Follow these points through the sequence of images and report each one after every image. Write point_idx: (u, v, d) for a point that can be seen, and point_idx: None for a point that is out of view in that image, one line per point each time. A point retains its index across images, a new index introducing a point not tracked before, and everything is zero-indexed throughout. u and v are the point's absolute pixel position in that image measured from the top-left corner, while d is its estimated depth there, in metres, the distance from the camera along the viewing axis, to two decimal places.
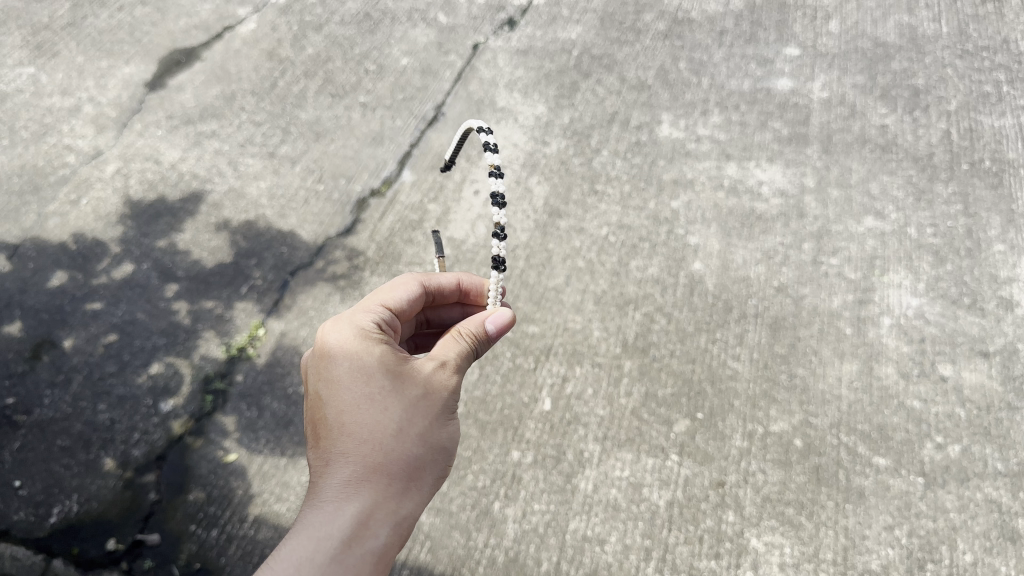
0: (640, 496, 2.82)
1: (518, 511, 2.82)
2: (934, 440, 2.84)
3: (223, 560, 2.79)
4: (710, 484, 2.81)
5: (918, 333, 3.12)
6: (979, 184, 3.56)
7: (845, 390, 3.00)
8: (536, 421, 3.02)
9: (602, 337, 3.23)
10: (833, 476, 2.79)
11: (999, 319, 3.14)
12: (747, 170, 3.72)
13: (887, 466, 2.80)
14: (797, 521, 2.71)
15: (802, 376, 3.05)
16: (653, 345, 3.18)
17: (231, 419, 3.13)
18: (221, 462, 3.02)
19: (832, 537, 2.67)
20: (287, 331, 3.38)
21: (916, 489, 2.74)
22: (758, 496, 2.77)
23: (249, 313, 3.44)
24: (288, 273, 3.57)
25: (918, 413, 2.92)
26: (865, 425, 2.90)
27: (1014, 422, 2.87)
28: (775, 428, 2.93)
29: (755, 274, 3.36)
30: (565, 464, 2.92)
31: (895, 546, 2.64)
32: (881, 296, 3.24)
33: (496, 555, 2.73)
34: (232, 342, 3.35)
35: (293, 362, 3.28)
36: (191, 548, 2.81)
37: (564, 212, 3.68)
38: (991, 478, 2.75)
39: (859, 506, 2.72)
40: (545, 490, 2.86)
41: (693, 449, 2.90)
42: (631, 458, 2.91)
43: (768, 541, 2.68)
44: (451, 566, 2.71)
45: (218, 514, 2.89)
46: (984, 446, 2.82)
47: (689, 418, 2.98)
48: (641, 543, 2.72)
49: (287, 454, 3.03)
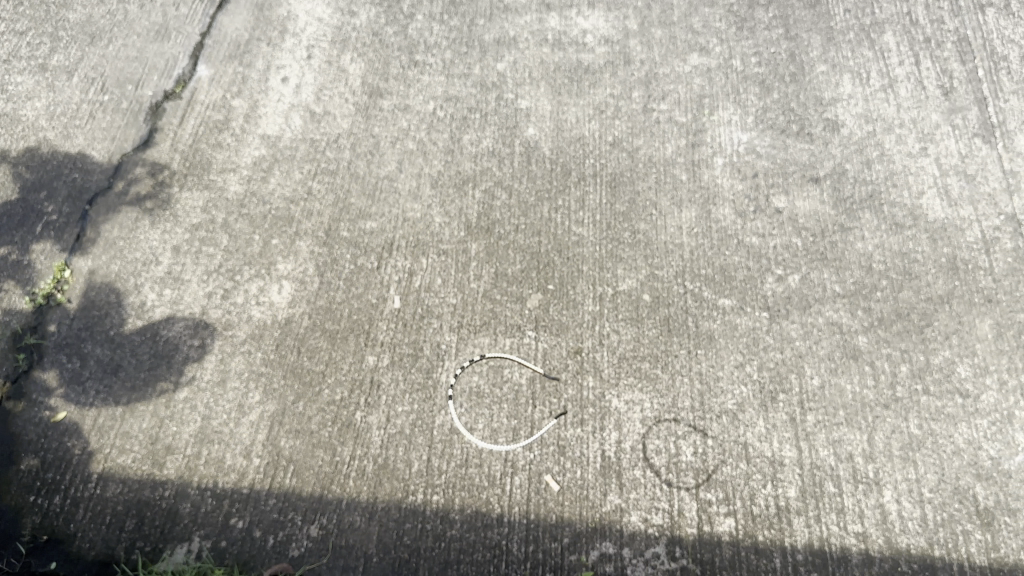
0: (501, 379, 2.76)
1: (381, 417, 2.70)
2: (775, 273, 2.88)
3: (72, 527, 2.55)
4: (568, 354, 2.78)
5: (751, 169, 3.10)
6: (797, 5, 3.51)
7: (686, 238, 2.98)
8: (387, 321, 2.89)
9: (444, 223, 3.08)
10: (683, 324, 2.80)
11: (826, 142, 3.14)
12: (569, 19, 3.56)
13: (732, 307, 2.82)
14: (653, 375, 2.72)
15: (644, 231, 3.00)
16: (497, 223, 3.07)
17: (52, 375, 2.83)
18: (49, 422, 2.74)
19: (687, 384, 2.69)
20: (97, 267, 3.05)
21: (762, 323, 2.79)
22: (614, 357, 2.77)
23: (50, 253, 3.08)
24: (85, 202, 3.21)
25: (756, 248, 2.93)
26: (708, 269, 2.90)
27: (848, 242, 2.92)
28: (624, 287, 2.90)
29: (589, 131, 3.25)
30: (423, 360, 2.81)
31: (747, 383, 2.68)
32: (713, 136, 3.19)
33: (365, 464, 2.61)
34: (37, 289, 3.00)
35: (110, 301, 2.98)
36: (33, 521, 2.56)
37: (385, 89, 3.43)
38: (831, 302, 2.81)
39: (709, 350, 2.75)
40: (407, 391, 2.75)
41: (548, 321, 2.86)
42: (488, 342, 2.83)
43: (628, 399, 2.68)
44: (320, 486, 2.58)
45: (58, 480, 2.63)
46: (822, 271, 2.87)
47: (541, 292, 2.92)
48: (508, 425, 2.67)
49: (122, 402, 2.77)
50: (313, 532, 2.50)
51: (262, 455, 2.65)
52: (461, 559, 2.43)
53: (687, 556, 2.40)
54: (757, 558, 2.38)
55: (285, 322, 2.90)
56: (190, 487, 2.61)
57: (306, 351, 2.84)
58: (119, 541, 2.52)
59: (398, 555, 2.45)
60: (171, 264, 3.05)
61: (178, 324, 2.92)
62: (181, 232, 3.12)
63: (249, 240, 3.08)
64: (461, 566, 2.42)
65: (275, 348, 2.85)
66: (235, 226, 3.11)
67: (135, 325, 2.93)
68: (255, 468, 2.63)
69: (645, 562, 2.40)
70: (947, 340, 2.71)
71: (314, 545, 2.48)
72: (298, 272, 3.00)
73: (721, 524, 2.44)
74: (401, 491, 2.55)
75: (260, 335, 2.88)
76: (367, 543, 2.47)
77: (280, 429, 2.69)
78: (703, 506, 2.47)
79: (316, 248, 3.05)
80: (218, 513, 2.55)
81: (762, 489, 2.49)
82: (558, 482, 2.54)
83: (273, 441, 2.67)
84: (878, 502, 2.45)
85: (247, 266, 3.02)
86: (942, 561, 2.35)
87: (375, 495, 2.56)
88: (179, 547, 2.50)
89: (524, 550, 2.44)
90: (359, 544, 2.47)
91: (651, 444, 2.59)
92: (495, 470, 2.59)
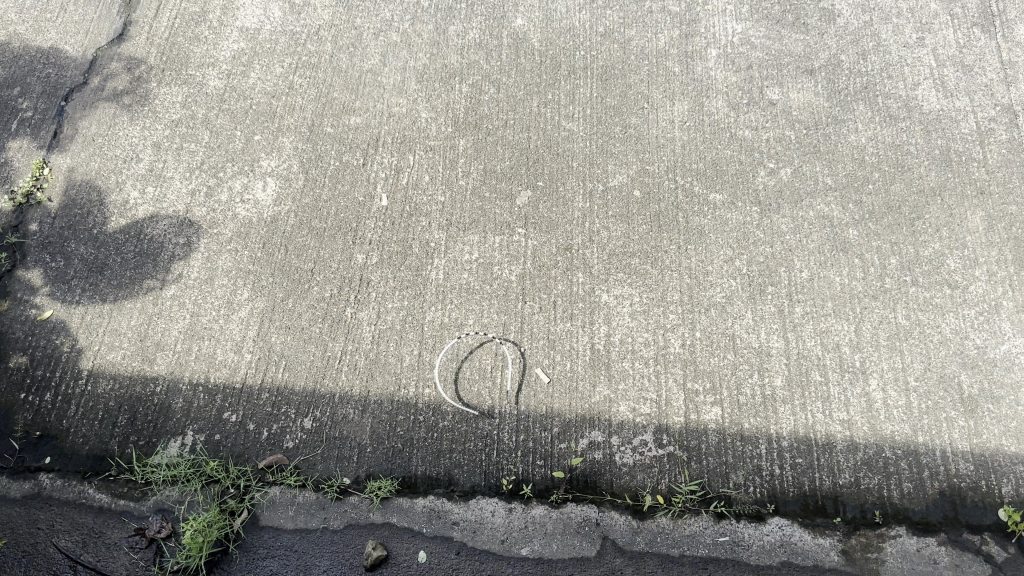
0: (491, 276, 2.73)
1: (372, 314, 2.68)
2: (767, 167, 2.85)
3: (65, 423, 2.55)
4: (557, 251, 2.76)
5: (745, 60, 3.05)
6: None
7: (678, 132, 2.94)
8: (374, 219, 2.85)
9: (431, 118, 3.03)
10: (673, 220, 2.78)
11: (821, 33, 3.09)
12: None
13: (723, 201, 2.80)
14: (642, 271, 2.71)
15: (635, 125, 2.96)
16: (485, 119, 3.01)
17: (36, 274, 2.79)
18: (36, 321, 2.72)
19: (677, 279, 2.69)
20: (76, 166, 2.99)
21: (753, 218, 2.77)
22: (604, 253, 2.75)
23: (27, 152, 3.02)
24: (61, 97, 3.13)
25: (749, 142, 2.90)
26: (700, 164, 2.87)
27: (841, 135, 2.89)
28: (615, 183, 2.87)
29: (579, 23, 3.18)
30: (412, 258, 2.78)
31: (736, 277, 2.67)
32: (707, 26, 3.14)
33: (356, 360, 2.61)
34: (16, 188, 2.95)
35: (91, 200, 2.92)
36: (26, 418, 2.56)
37: None
38: (822, 195, 2.79)
39: (699, 245, 2.74)
40: (396, 288, 2.72)
41: (538, 218, 2.82)
42: (478, 240, 2.79)
43: (618, 294, 2.67)
44: (312, 381, 2.58)
45: (48, 377, 2.62)
46: (814, 165, 2.85)
47: (530, 189, 2.88)
48: (498, 320, 2.66)
49: (109, 300, 2.74)
50: (306, 425, 2.51)
51: (253, 351, 2.64)
52: (454, 448, 2.46)
53: (674, 443, 2.43)
54: (742, 445, 2.42)
55: (271, 220, 2.86)
56: (182, 382, 2.60)
57: (294, 249, 2.81)
58: (113, 436, 2.53)
59: (391, 445, 2.47)
60: (152, 162, 2.99)
61: (162, 222, 2.88)
62: (161, 129, 3.05)
63: (231, 137, 3.03)
64: (453, 455, 2.45)
65: (261, 246, 2.82)
66: (216, 122, 3.06)
67: (118, 223, 2.88)
68: (247, 363, 2.62)
69: (632, 449, 2.44)
70: (938, 232, 2.70)
71: (307, 436, 2.50)
72: (282, 169, 2.96)
73: (708, 412, 2.47)
74: (393, 384, 2.56)
75: (246, 233, 2.84)
76: (360, 434, 2.49)
77: (270, 326, 2.68)
78: (690, 396, 2.49)
79: (300, 144, 3.01)
80: (211, 407, 2.55)
81: (749, 378, 2.51)
82: (548, 374, 2.55)
83: (264, 337, 2.66)
84: (863, 390, 2.48)
85: (230, 163, 2.98)
86: (924, 446, 2.39)
87: (367, 388, 2.56)
88: (173, 441, 2.51)
89: (514, 440, 2.47)
90: (352, 436, 2.49)
91: (640, 337, 2.60)
92: (485, 364, 2.60)
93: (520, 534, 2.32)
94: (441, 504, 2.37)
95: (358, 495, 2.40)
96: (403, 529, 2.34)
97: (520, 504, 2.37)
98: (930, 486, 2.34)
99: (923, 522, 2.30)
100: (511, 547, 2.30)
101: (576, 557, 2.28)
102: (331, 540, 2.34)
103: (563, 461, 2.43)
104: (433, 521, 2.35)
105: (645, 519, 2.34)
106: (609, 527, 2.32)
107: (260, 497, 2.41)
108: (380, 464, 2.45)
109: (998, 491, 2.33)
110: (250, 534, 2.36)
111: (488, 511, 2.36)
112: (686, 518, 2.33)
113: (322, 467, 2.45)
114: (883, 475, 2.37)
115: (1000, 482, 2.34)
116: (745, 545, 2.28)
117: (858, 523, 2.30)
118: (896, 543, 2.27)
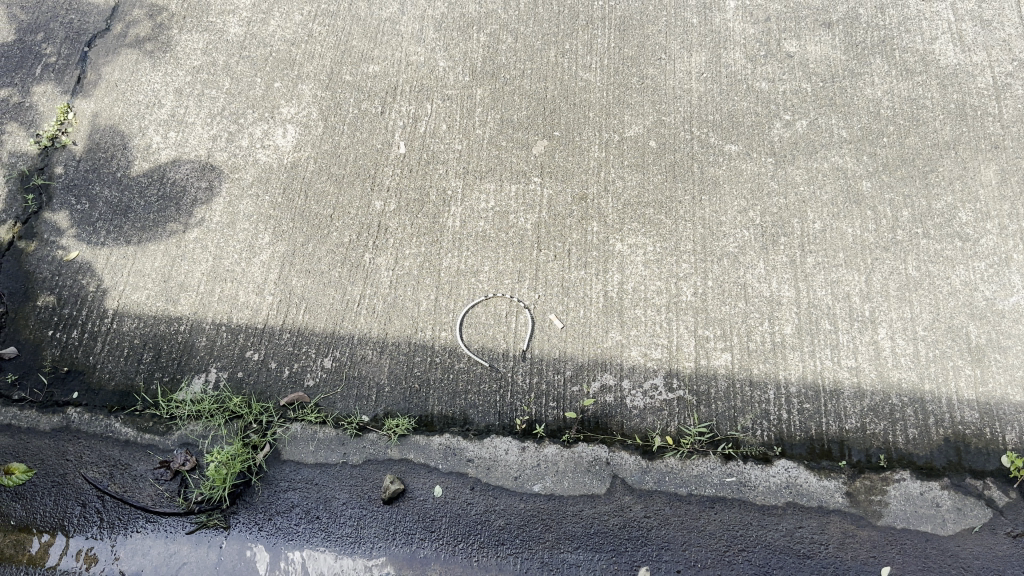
0: (507, 224, 2.76)
1: (390, 259, 2.73)
2: (783, 119, 2.89)
3: (92, 360, 2.62)
4: (572, 200, 2.80)
5: (763, 12, 3.09)
6: None
7: (695, 84, 2.97)
8: (392, 166, 2.90)
9: (449, 68, 3.06)
10: (688, 171, 2.82)
11: None
12: None
13: (738, 152, 2.84)
14: (656, 221, 2.74)
15: (653, 77, 2.99)
16: (503, 69, 3.05)
17: (62, 216, 2.85)
18: (62, 261, 2.77)
19: (691, 229, 2.72)
20: (100, 110, 3.04)
21: (767, 169, 2.80)
22: (619, 203, 2.78)
23: (52, 96, 3.08)
24: (84, 43, 3.18)
25: (766, 94, 2.93)
26: (716, 115, 2.91)
27: (857, 89, 2.92)
28: (631, 133, 2.90)
29: None
30: (429, 205, 2.81)
31: (750, 227, 2.71)
32: None
33: (375, 303, 2.66)
34: (41, 132, 3.00)
35: (115, 144, 2.98)
36: (54, 354, 2.63)
37: None
38: (837, 147, 2.82)
39: (714, 195, 2.77)
40: (414, 235, 2.77)
41: (553, 168, 2.85)
42: (494, 188, 2.83)
43: (632, 243, 2.71)
44: (331, 323, 2.64)
45: (75, 315, 2.68)
46: (830, 117, 2.88)
47: (547, 138, 2.91)
48: (513, 268, 2.69)
49: (133, 242, 2.80)
50: (326, 364, 2.58)
51: (275, 293, 2.70)
52: (469, 389, 2.52)
53: (684, 387, 2.49)
54: (751, 389, 2.47)
55: (291, 165, 2.91)
56: (205, 322, 2.66)
57: (314, 195, 2.85)
58: (138, 372, 2.60)
59: (408, 386, 2.54)
60: (174, 107, 3.04)
61: (184, 166, 2.93)
62: (183, 75, 3.10)
63: (251, 83, 3.07)
64: (469, 395, 2.51)
65: (282, 191, 2.86)
66: (237, 69, 3.10)
67: (142, 167, 2.93)
68: (268, 304, 2.68)
69: (643, 393, 2.49)
70: (951, 186, 2.73)
71: (328, 375, 2.57)
72: (302, 116, 3.00)
73: (718, 358, 2.52)
74: (410, 327, 2.62)
75: (266, 179, 2.89)
76: (379, 375, 2.56)
77: (291, 269, 2.73)
78: (701, 342, 2.54)
79: (319, 91, 3.05)
80: (233, 346, 2.62)
81: (759, 326, 2.56)
82: (562, 320, 2.60)
83: (284, 279, 2.72)
84: (872, 338, 2.52)
85: (251, 110, 3.02)
86: (931, 394, 2.43)
87: (386, 330, 2.62)
88: (197, 377, 2.58)
89: (528, 382, 2.53)
90: (371, 375, 2.56)
91: (652, 285, 2.64)
92: (500, 308, 2.64)
93: (532, 472, 2.39)
94: (456, 442, 2.44)
95: (376, 432, 2.47)
96: (418, 465, 2.41)
97: (533, 443, 2.43)
98: (935, 433, 2.39)
99: (927, 467, 2.35)
100: (524, 484, 2.37)
101: (587, 494, 2.34)
102: (350, 474, 2.41)
103: (575, 403, 2.49)
104: (448, 458, 2.42)
105: (654, 459, 2.40)
106: (619, 466, 2.39)
107: (282, 432, 2.49)
108: (397, 403, 2.51)
109: (1002, 438, 2.37)
110: (272, 467, 2.44)
111: (502, 449, 2.43)
112: (694, 459, 2.39)
113: (341, 405, 2.52)
114: (888, 421, 2.41)
115: (1004, 430, 2.38)
116: (752, 486, 2.34)
117: (862, 466, 2.36)
118: (900, 486, 2.32)
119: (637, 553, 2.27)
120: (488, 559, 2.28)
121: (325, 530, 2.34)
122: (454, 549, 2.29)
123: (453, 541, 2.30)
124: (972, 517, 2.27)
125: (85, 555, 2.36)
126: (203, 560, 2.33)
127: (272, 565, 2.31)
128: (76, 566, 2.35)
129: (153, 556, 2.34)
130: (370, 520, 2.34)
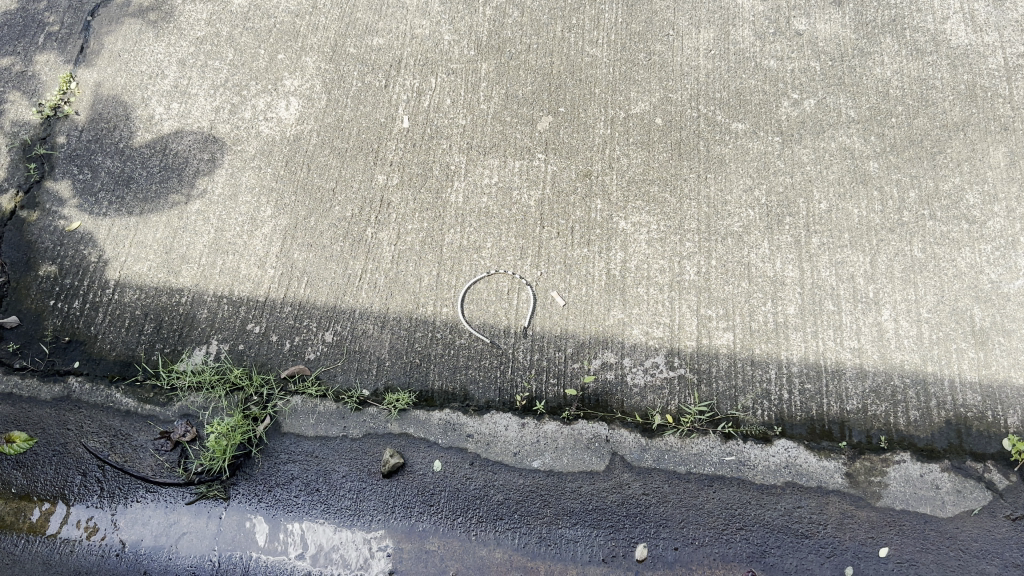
0: (510, 201, 2.75)
1: (392, 234, 2.72)
2: (791, 97, 2.86)
3: (93, 330, 2.62)
4: (577, 177, 2.78)
5: None
6: None
7: (702, 61, 2.94)
8: (396, 140, 2.88)
9: (454, 41, 3.04)
10: (694, 149, 2.79)
11: None
12: None
13: (745, 130, 2.81)
14: (660, 198, 2.72)
15: (660, 52, 2.97)
16: (508, 43, 3.02)
17: (64, 186, 2.84)
18: (64, 231, 2.77)
19: (695, 208, 2.70)
20: (102, 81, 3.03)
21: (774, 148, 2.78)
22: (623, 180, 2.76)
23: (55, 66, 3.06)
24: (86, 13, 3.15)
25: (774, 72, 2.91)
26: (723, 93, 2.88)
27: (866, 68, 2.89)
28: (636, 110, 2.88)
29: None
30: (432, 180, 2.80)
31: (755, 207, 2.69)
32: None
33: (376, 278, 2.65)
34: (44, 101, 2.98)
35: (118, 115, 2.96)
36: (55, 324, 2.63)
37: None
38: (844, 127, 2.80)
39: (719, 174, 2.75)
40: (416, 210, 2.75)
41: (558, 145, 2.84)
42: (497, 163, 2.81)
43: (635, 221, 2.69)
44: (333, 297, 2.63)
45: (76, 286, 2.68)
46: (838, 96, 2.85)
47: (552, 114, 2.89)
48: (516, 244, 2.68)
49: (135, 213, 2.79)
50: (327, 338, 2.57)
51: (277, 267, 2.69)
52: (470, 364, 2.52)
53: (685, 366, 2.48)
54: (753, 369, 2.46)
55: (294, 138, 2.89)
56: (207, 294, 2.66)
57: (316, 168, 2.83)
58: (139, 343, 2.60)
59: (409, 361, 2.53)
60: (177, 78, 3.02)
61: (186, 137, 2.91)
62: (186, 45, 3.08)
63: (254, 55, 3.05)
64: (469, 371, 2.51)
65: (284, 164, 2.85)
66: (240, 40, 3.08)
67: (144, 138, 2.91)
68: (270, 278, 2.67)
69: (644, 370, 2.48)
70: (959, 168, 2.71)
71: (328, 349, 2.56)
72: (306, 88, 2.98)
73: (720, 338, 2.51)
74: (411, 302, 2.61)
75: (268, 151, 2.87)
76: (380, 349, 2.55)
77: (293, 242, 2.72)
78: (703, 322, 2.53)
79: (323, 63, 3.02)
80: (235, 318, 2.62)
81: (763, 306, 2.54)
82: (563, 297, 2.59)
83: (287, 253, 2.71)
84: (875, 320, 2.51)
85: (254, 82, 3.00)
86: (933, 376, 2.42)
87: (387, 305, 2.61)
88: (198, 349, 2.58)
89: (529, 359, 2.52)
90: (371, 350, 2.55)
91: (656, 264, 2.62)
92: (502, 285, 2.63)
93: (531, 448, 2.39)
94: (456, 417, 2.44)
95: (376, 407, 2.47)
96: (418, 440, 2.41)
97: (533, 420, 2.43)
98: (936, 415, 2.38)
99: (927, 449, 2.34)
100: (523, 460, 2.37)
101: (585, 470, 2.34)
102: (350, 447, 2.41)
103: (576, 380, 2.48)
104: (448, 434, 2.41)
105: (653, 437, 2.39)
106: (618, 444, 2.38)
107: (283, 405, 2.49)
108: (397, 378, 2.51)
109: (1004, 421, 2.36)
110: (272, 440, 2.44)
111: (502, 425, 2.42)
112: (694, 438, 2.39)
113: (342, 379, 2.52)
114: (890, 403, 2.40)
115: (1006, 413, 2.37)
116: (752, 465, 2.34)
117: (863, 447, 2.35)
118: (900, 467, 2.31)
119: (635, 530, 2.27)
120: (486, 534, 2.28)
121: (325, 502, 2.34)
122: (453, 523, 2.30)
123: (452, 515, 2.31)
124: (971, 499, 2.26)
125: (85, 523, 2.37)
126: (203, 530, 2.33)
127: (272, 537, 2.32)
128: (77, 534, 2.36)
129: (153, 525, 2.34)
130: (369, 493, 2.35)
